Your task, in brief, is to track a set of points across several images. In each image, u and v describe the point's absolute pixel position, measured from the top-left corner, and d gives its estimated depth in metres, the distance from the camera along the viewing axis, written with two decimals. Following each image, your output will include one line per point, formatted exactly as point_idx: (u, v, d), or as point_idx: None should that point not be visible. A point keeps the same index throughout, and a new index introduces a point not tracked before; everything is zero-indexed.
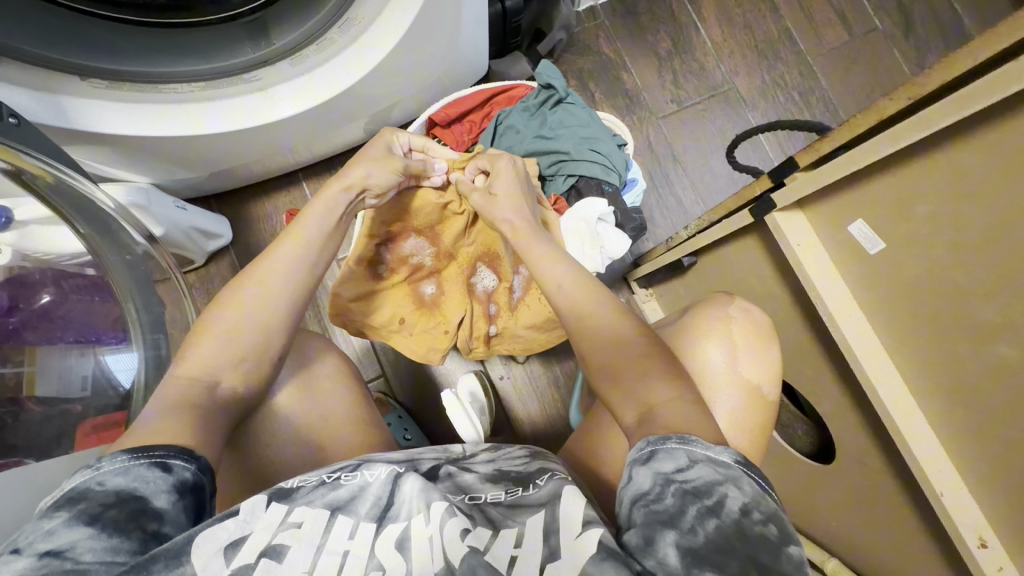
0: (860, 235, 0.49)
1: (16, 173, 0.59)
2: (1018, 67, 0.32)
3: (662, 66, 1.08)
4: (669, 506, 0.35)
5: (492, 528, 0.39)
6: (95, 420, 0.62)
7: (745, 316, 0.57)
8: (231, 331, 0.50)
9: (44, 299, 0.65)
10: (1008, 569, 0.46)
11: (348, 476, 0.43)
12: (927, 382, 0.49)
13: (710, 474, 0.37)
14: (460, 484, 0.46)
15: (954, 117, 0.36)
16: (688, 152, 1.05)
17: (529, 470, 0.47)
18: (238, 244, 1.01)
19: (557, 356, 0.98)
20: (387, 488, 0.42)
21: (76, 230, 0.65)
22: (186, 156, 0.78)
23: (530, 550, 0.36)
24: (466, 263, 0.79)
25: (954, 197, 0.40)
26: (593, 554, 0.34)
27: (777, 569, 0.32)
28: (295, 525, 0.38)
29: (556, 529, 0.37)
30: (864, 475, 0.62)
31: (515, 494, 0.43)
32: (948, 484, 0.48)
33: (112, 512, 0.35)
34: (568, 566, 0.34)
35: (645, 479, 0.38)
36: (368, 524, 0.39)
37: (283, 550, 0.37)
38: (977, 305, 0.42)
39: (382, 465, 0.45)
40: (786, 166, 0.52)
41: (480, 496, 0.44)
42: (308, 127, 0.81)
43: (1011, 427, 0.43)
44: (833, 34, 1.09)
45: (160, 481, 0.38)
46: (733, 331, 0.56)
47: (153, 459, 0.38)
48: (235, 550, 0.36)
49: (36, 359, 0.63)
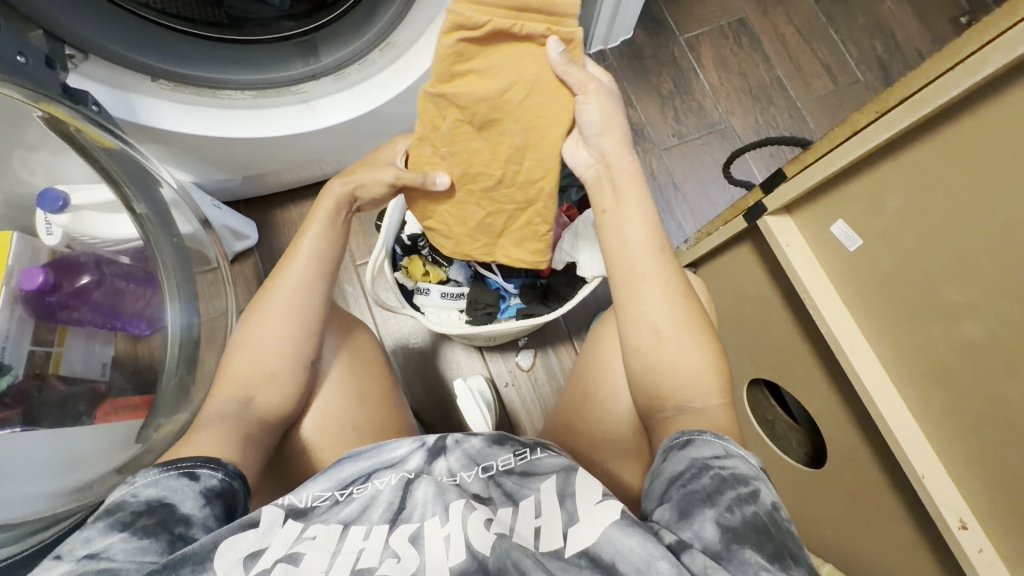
0: (840, 235, 0.55)
1: (59, 126, 0.62)
2: (951, 79, 0.41)
3: (664, 104, 1.18)
4: (705, 486, 0.38)
5: (511, 503, 0.42)
6: (115, 402, 0.70)
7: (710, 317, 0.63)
8: (251, 351, 0.53)
9: (83, 281, 0.71)
10: (985, 546, 0.50)
11: (360, 489, 0.44)
12: (908, 370, 0.53)
13: (746, 467, 0.40)
14: (468, 452, 0.48)
15: (911, 118, 0.44)
16: (688, 181, 1.14)
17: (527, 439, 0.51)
18: (262, 247, 1.07)
19: (560, 363, 1.02)
20: (397, 495, 0.43)
21: (134, 210, 0.70)
22: (233, 158, 0.85)
23: (550, 518, 0.39)
24: (495, 239, 0.69)
25: (920, 192, 0.47)
26: (618, 518, 0.37)
27: (805, 562, 0.34)
28: (310, 538, 0.39)
29: (571, 493, 0.40)
30: (854, 475, 0.65)
31: (525, 459, 0.46)
32: (929, 468, 0.52)
33: (143, 519, 0.37)
34: (590, 529, 0.37)
35: (683, 461, 0.41)
36: (380, 526, 0.40)
37: (299, 556, 0.37)
38: (945, 289, 0.47)
39: (391, 473, 0.46)
40: (774, 177, 0.59)
41: (492, 464, 0.46)
42: (340, 139, 0.88)
43: (978, 403, 0.47)
44: (819, 83, 1.20)
45: (187, 489, 0.40)
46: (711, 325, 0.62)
47: (182, 470, 0.41)
48: (253, 560, 0.36)
49: (64, 340, 0.68)
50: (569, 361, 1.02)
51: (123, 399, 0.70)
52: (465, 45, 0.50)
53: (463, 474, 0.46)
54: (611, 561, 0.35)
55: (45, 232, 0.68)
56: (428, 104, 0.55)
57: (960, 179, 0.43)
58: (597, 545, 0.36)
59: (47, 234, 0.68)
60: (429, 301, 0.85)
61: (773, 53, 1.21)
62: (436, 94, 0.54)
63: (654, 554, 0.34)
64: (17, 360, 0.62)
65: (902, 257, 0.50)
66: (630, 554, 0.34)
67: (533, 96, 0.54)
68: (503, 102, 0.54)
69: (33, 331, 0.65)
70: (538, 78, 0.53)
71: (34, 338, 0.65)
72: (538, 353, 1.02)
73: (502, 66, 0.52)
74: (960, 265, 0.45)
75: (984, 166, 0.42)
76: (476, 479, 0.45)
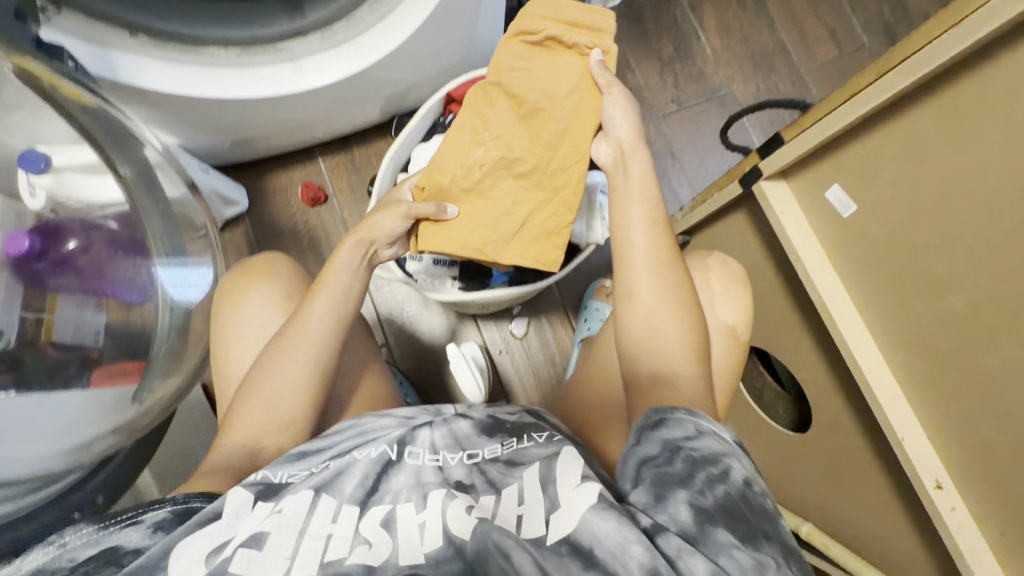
0: (834, 200, 0.54)
1: (31, 79, 0.60)
2: (952, 38, 0.39)
3: (664, 69, 1.15)
4: (678, 469, 0.38)
5: (494, 491, 0.42)
6: (109, 367, 0.66)
7: (722, 264, 0.63)
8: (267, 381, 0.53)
9: (69, 246, 0.68)
10: (959, 505, 0.52)
11: (335, 462, 0.46)
12: (893, 339, 0.54)
13: (716, 445, 0.40)
14: (455, 433, 0.50)
15: (907, 81, 0.43)
16: (686, 149, 1.12)
17: (524, 424, 0.51)
18: (253, 213, 1.05)
19: (553, 330, 1.02)
20: (374, 470, 0.45)
21: (119, 174, 0.69)
22: (215, 119, 0.82)
23: (532, 504, 0.40)
24: (504, 239, 0.62)
25: (916, 159, 0.46)
26: (595, 503, 0.37)
27: (774, 537, 0.35)
28: (277, 511, 0.40)
29: (552, 480, 0.41)
30: (838, 440, 0.67)
31: (513, 447, 0.47)
32: (909, 431, 0.53)
33: (86, 565, 0.36)
34: (568, 517, 0.37)
35: (654, 446, 0.41)
36: (351, 507, 0.42)
37: (263, 538, 0.38)
38: (935, 260, 0.47)
39: (371, 449, 0.47)
40: (772, 142, 0.57)
41: (478, 452, 0.47)
42: (329, 100, 0.86)
43: (961, 378, 0.48)
44: (823, 48, 1.17)
45: (131, 530, 0.39)
46: (718, 281, 0.62)
47: (121, 517, 0.40)
48: (214, 554, 0.36)
49: (55, 308, 0.65)
50: (563, 331, 1.02)
51: (116, 363, 0.67)
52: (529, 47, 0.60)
53: (447, 456, 0.47)
54: (589, 547, 0.35)
55: (28, 195, 0.66)
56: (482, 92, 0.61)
57: (958, 154, 0.43)
58: (576, 534, 0.36)
59: (30, 197, 0.66)
60: (420, 268, 0.83)
61: (778, 16, 1.17)
62: (492, 83, 0.60)
63: (629, 539, 0.34)
64: (8, 326, 0.61)
65: (893, 225, 0.49)
66: (606, 539, 0.35)
67: (575, 94, 0.60)
68: (547, 96, 0.60)
69: (21, 297, 0.63)
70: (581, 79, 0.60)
71: (24, 305, 0.63)
72: (531, 323, 1.03)
73: (553, 65, 0.60)
74: (948, 234, 0.45)
75: (981, 139, 0.41)
76: (460, 463, 0.46)
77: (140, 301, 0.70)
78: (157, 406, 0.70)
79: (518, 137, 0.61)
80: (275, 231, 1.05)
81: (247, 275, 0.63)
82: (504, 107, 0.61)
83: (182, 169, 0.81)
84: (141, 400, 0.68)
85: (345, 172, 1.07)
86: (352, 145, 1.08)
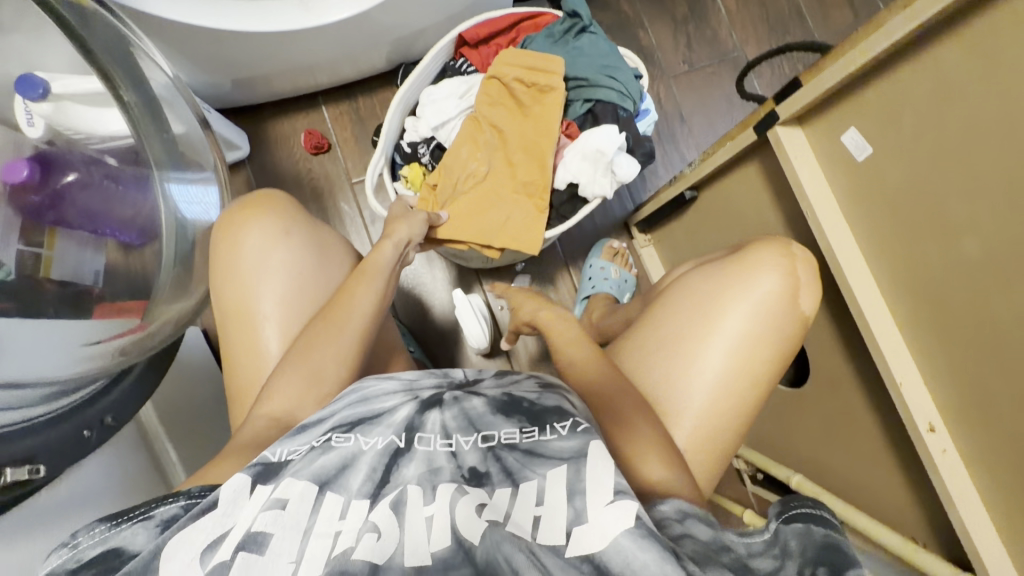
0: (851, 144, 0.55)
1: None
2: None
3: (677, 28, 1.12)
4: (729, 567, 0.37)
5: (510, 483, 0.41)
6: (111, 304, 0.65)
7: (809, 259, 0.57)
8: (307, 371, 0.51)
9: (69, 179, 0.66)
10: (949, 448, 0.54)
11: (340, 439, 0.43)
12: (897, 287, 0.55)
13: (771, 561, 0.38)
14: (467, 414, 0.47)
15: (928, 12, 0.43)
16: (696, 112, 1.11)
17: (546, 406, 0.46)
18: (255, 160, 1.04)
19: (555, 288, 1.03)
20: (381, 461, 0.42)
21: (120, 97, 0.65)
22: (216, 55, 0.79)
23: (551, 508, 0.38)
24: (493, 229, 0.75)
25: (939, 98, 0.46)
26: (631, 527, 0.35)
27: None
28: (280, 504, 0.38)
29: (581, 490, 0.38)
30: (834, 393, 0.68)
31: (533, 437, 0.43)
32: (907, 376, 0.55)
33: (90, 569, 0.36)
34: (597, 534, 0.36)
35: (701, 537, 0.40)
36: (360, 502, 0.40)
37: (264, 540, 0.36)
38: (950, 201, 0.48)
39: (377, 432, 0.45)
40: (789, 86, 0.57)
41: (494, 435, 0.45)
42: (336, 40, 0.83)
43: (965, 326, 0.50)
44: (840, 13, 1.14)
45: (140, 530, 0.38)
46: (803, 271, 0.56)
47: (132, 517, 0.39)
48: (210, 552, 0.36)
49: (54, 243, 0.63)
50: (565, 290, 1.03)
51: (116, 304, 0.66)
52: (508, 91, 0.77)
53: (463, 438, 0.45)
54: (619, 573, 0.33)
55: (26, 123, 0.64)
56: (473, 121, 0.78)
57: (991, 92, 0.42)
58: (606, 553, 0.35)
59: (29, 126, 0.64)
60: None
61: None
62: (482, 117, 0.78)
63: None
64: (6, 257, 0.58)
65: (910, 167, 0.50)
66: (643, 569, 0.33)
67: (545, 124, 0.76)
68: (523, 128, 0.77)
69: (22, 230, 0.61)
70: (552, 111, 0.76)
71: (22, 240, 0.60)
72: (534, 281, 1.03)
73: (532, 119, 0.77)
74: (967, 174, 0.46)
75: (1006, 70, 0.41)
76: (474, 449, 0.44)
77: (139, 244, 0.71)
78: (169, 323, 0.70)
79: (497, 164, 0.78)
80: (276, 179, 1.03)
81: (244, 209, 0.60)
82: (491, 136, 0.78)
83: (196, 102, 0.76)
84: (152, 318, 0.68)
85: (349, 121, 1.05)
86: (356, 95, 1.05)
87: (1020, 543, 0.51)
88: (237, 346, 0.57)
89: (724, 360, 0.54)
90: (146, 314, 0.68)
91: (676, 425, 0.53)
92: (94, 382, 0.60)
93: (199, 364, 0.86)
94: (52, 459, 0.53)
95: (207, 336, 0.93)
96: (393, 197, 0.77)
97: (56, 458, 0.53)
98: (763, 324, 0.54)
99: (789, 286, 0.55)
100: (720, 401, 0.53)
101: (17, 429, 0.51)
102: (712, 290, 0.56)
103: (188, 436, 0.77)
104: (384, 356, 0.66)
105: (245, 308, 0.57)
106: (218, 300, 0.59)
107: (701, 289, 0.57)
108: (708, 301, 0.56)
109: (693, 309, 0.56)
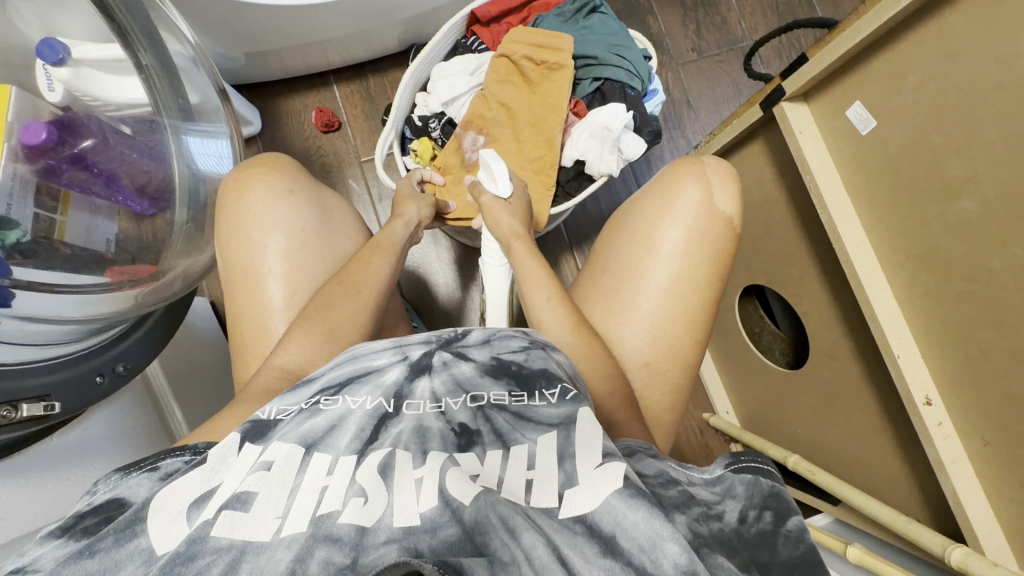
0: (854, 117, 0.57)
1: None
2: None
3: (687, 15, 1.13)
4: (674, 496, 0.32)
5: (501, 445, 0.36)
6: (122, 268, 0.64)
7: (717, 162, 0.63)
8: (317, 331, 0.51)
9: (85, 143, 0.65)
10: (944, 420, 0.55)
11: (328, 401, 0.38)
12: (897, 258, 0.57)
13: (706, 493, 0.33)
14: (457, 377, 0.42)
15: None
16: (703, 99, 1.11)
17: (534, 369, 0.42)
18: (265, 135, 1.05)
19: (560, 269, 1.04)
20: (371, 422, 0.37)
21: (138, 62, 0.66)
22: (232, 26, 0.81)
23: (544, 472, 0.33)
24: None
25: (948, 59, 0.48)
26: (620, 488, 0.30)
27: (776, 563, 0.29)
28: (264, 466, 0.33)
29: (571, 454, 0.34)
30: (832, 371, 0.69)
31: (521, 401, 0.39)
32: (904, 348, 0.56)
33: (87, 521, 0.32)
34: (588, 494, 0.30)
35: (651, 470, 0.35)
36: (347, 458, 0.35)
37: (249, 498, 0.31)
38: (954, 164, 0.49)
39: (366, 391, 0.40)
40: (795, 62, 0.60)
41: (483, 395, 0.40)
42: (352, 16, 0.85)
43: (962, 282, 0.51)
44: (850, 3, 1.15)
45: (147, 482, 0.35)
46: (711, 172, 0.61)
47: (142, 468, 0.36)
48: (198, 508, 0.31)
49: (68, 210, 0.61)
50: (570, 272, 1.03)
51: (130, 265, 0.66)
52: (516, 68, 0.79)
53: (449, 402, 0.40)
54: (611, 534, 0.28)
55: (46, 88, 0.61)
56: (480, 99, 0.79)
57: (993, 47, 0.44)
58: (596, 513, 0.29)
59: (48, 90, 0.62)
60: None
61: None
62: (489, 94, 0.79)
63: (661, 534, 0.28)
64: (23, 219, 0.55)
65: (912, 132, 0.52)
66: (633, 530, 0.28)
67: (549, 99, 0.77)
68: (529, 104, 0.79)
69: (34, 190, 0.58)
70: (560, 88, 0.77)
71: (37, 202, 0.58)
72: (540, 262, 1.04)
73: (540, 95, 0.78)
74: (971, 136, 0.47)
75: (1010, 27, 0.43)
76: (462, 408, 0.39)
77: (150, 211, 0.69)
78: (181, 277, 0.70)
79: (506, 140, 0.79)
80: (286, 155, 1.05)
81: (252, 168, 0.63)
82: (498, 115, 0.80)
83: (215, 71, 0.75)
84: (163, 273, 0.68)
85: (360, 100, 1.06)
86: (368, 74, 1.07)
87: (1007, 504, 0.53)
88: (240, 297, 0.59)
89: (669, 270, 0.58)
90: (158, 268, 0.68)
91: (635, 334, 0.57)
92: (116, 327, 0.62)
93: (207, 333, 0.88)
94: (66, 397, 0.54)
95: (214, 307, 0.95)
96: (402, 170, 0.79)
97: (68, 396, 0.54)
98: (688, 227, 0.59)
99: (703, 190, 0.60)
100: (665, 306, 0.57)
101: (30, 365, 0.52)
102: (642, 206, 0.61)
103: (196, 401, 0.79)
104: (392, 324, 0.67)
105: (247, 259, 0.59)
106: (225, 259, 0.60)
107: (634, 209, 0.62)
108: (642, 224, 0.60)
109: (637, 226, 0.60)
